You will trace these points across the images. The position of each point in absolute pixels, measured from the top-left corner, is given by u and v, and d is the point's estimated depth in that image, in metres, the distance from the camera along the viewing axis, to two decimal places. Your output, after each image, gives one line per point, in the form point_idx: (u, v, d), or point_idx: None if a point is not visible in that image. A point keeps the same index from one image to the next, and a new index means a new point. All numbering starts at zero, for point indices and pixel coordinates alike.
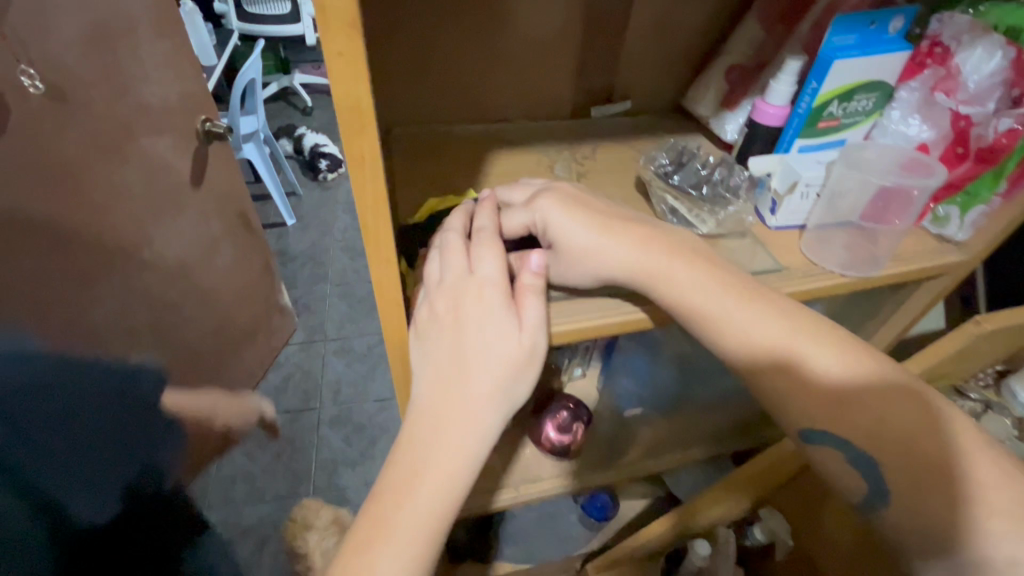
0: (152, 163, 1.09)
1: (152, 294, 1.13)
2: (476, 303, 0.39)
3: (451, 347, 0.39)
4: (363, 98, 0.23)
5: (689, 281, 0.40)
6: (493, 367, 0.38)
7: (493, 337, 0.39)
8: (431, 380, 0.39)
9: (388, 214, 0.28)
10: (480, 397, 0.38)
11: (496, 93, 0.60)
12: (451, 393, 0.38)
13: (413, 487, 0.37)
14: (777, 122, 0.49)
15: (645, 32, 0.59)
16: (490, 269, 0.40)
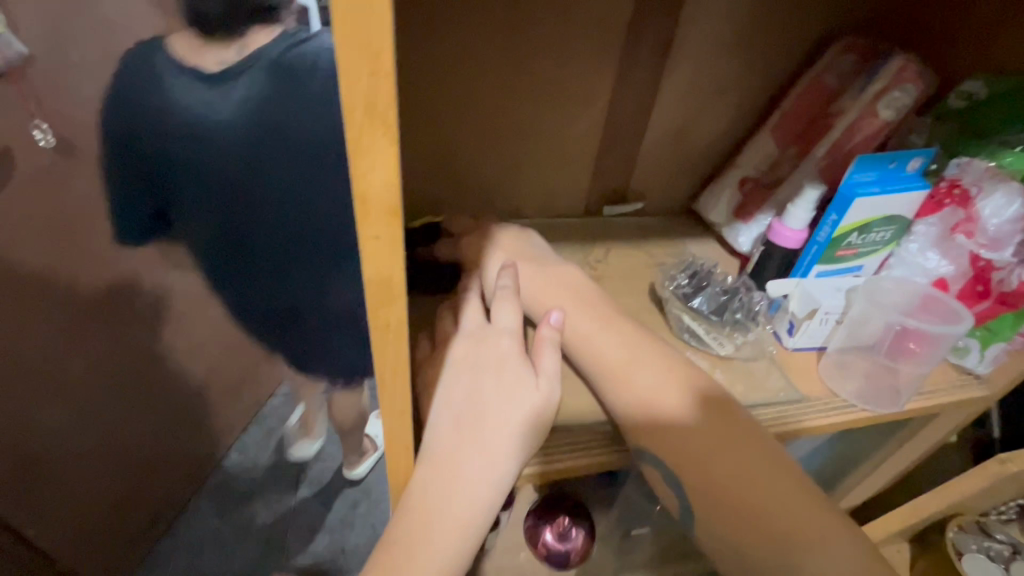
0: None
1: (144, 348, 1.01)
2: (494, 352, 0.38)
3: (466, 394, 0.37)
4: (395, 272, 0.23)
5: (630, 354, 0.40)
6: (508, 418, 0.36)
7: (510, 385, 0.37)
8: (444, 427, 0.36)
9: (405, 370, 0.27)
10: (494, 449, 0.35)
11: (512, 189, 0.59)
12: (464, 441, 0.35)
13: (427, 539, 0.34)
14: (794, 246, 0.48)
15: (662, 141, 0.60)
16: (508, 320, 0.39)
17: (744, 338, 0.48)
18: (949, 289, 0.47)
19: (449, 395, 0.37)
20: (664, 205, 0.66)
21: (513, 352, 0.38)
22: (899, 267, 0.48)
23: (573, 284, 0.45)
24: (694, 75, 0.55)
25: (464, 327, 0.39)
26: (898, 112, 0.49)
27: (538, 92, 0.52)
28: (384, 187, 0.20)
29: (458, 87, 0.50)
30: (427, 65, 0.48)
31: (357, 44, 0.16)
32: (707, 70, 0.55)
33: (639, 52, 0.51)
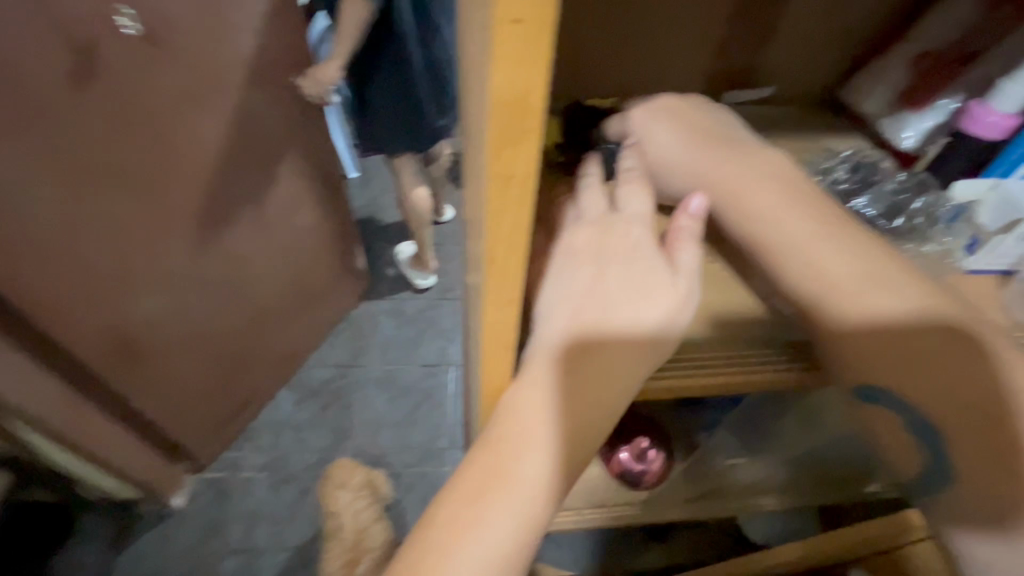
0: (250, 120, 0.82)
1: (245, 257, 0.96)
2: (622, 242, 0.32)
3: (587, 287, 0.31)
4: (532, 92, 0.19)
5: (852, 259, 0.31)
6: (634, 319, 0.31)
7: (641, 281, 0.31)
8: (560, 321, 0.31)
9: (525, 228, 0.24)
10: (616, 350, 0.31)
11: (623, 64, 0.48)
12: (580, 340, 0.31)
13: (535, 441, 0.31)
14: (998, 136, 0.37)
15: (816, 3, 0.47)
16: (638, 207, 0.33)
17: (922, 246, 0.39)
18: None
19: (565, 288, 0.32)
20: (803, 92, 0.54)
21: (646, 242, 0.32)
22: None
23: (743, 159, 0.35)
24: None
25: (585, 215, 0.33)
26: None
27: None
28: None
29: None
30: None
31: None
32: None
33: None
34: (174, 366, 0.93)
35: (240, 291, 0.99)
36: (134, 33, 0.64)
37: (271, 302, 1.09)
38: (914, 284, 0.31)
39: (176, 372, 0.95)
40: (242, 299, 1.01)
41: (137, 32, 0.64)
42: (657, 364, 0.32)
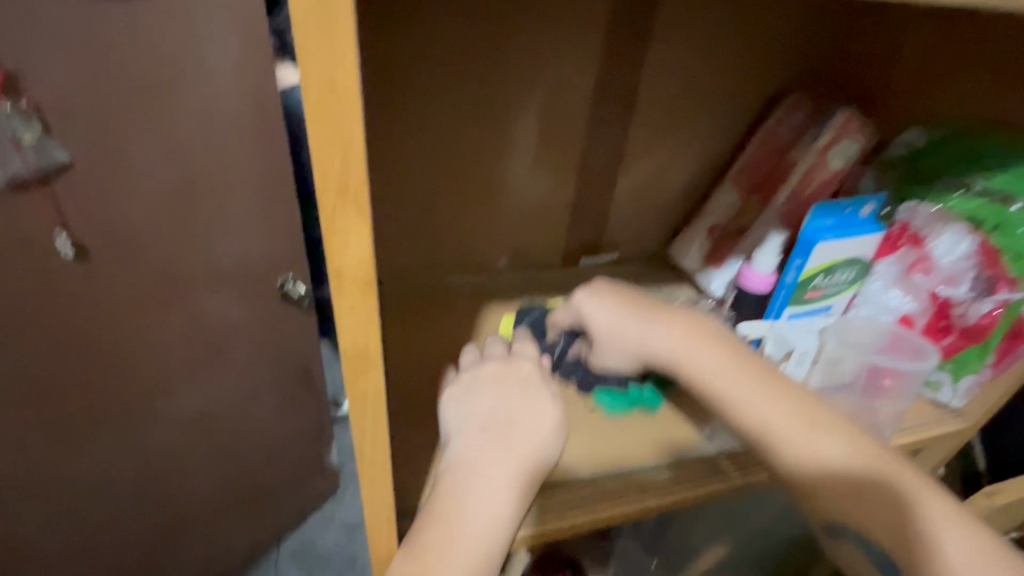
0: (206, 321, 0.81)
1: (168, 449, 0.88)
2: (516, 373, 0.39)
3: (493, 407, 0.37)
4: (372, 343, 0.22)
5: (726, 382, 0.40)
6: (533, 428, 0.36)
7: (534, 402, 0.37)
8: (474, 433, 0.35)
9: (387, 441, 0.26)
10: (518, 454, 0.35)
11: (484, 240, 0.60)
12: (492, 447, 0.34)
13: (454, 541, 0.32)
14: (764, 289, 0.49)
15: (632, 194, 0.62)
16: (529, 349, 0.42)
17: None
18: (914, 325, 0.49)
19: (475, 408, 0.37)
20: (637, 252, 0.68)
21: (532, 373, 0.39)
22: (865, 307, 0.49)
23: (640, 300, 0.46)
24: (659, 125, 0.57)
25: (486, 355, 0.41)
26: (848, 160, 0.53)
27: (500, 142, 0.54)
28: (358, 263, 0.19)
29: (420, 136, 0.51)
30: (393, 106, 0.48)
31: (332, 133, 0.18)
32: (671, 121, 0.58)
33: (604, 107, 0.54)
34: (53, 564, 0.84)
35: (154, 488, 0.91)
36: (70, 256, 0.65)
37: (198, 502, 0.99)
38: (782, 401, 0.39)
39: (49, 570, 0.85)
40: (155, 497, 0.92)
41: (72, 256, 0.65)
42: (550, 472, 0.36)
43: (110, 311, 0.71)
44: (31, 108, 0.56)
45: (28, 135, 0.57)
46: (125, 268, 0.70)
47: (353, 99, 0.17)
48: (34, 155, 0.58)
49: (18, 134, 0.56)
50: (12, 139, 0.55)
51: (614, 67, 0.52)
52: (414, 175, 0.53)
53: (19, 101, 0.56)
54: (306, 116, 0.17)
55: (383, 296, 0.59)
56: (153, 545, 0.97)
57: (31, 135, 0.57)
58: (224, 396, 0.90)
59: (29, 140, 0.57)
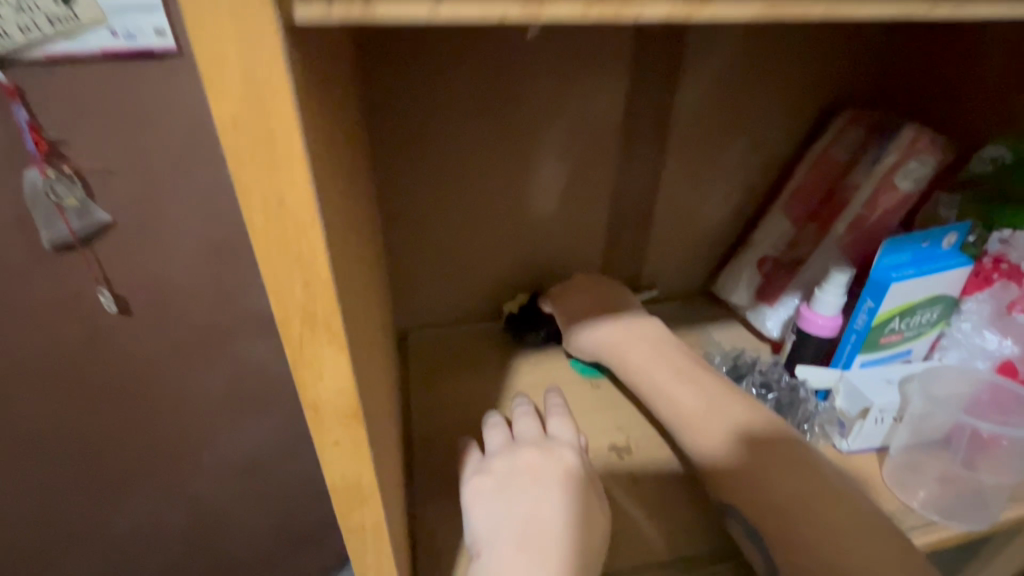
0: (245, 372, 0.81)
1: (208, 497, 0.87)
2: (556, 464, 0.35)
3: (533, 503, 0.32)
4: (364, 474, 0.18)
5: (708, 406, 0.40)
6: (575, 531, 0.31)
7: (576, 502, 0.33)
8: (512, 540, 0.30)
9: (393, 569, 0.22)
10: (562, 570, 0.29)
11: (512, 284, 0.57)
12: (534, 555, 0.29)
13: None
14: (829, 334, 0.44)
15: (671, 226, 0.57)
16: (566, 436, 0.38)
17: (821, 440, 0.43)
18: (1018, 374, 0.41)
19: (511, 508, 0.32)
20: (679, 287, 0.62)
21: (574, 467, 0.35)
22: (954, 352, 0.43)
23: (641, 328, 0.48)
24: (698, 153, 0.53)
25: (521, 440, 0.38)
26: (918, 182, 0.47)
27: (522, 182, 0.51)
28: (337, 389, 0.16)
29: (436, 183, 0.49)
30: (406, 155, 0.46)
31: (283, 252, 0.15)
32: (714, 146, 0.53)
33: (636, 139, 0.50)
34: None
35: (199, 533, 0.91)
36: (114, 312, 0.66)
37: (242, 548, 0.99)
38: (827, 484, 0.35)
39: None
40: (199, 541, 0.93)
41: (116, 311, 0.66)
42: None
43: (151, 365, 0.72)
44: (74, 173, 0.57)
45: (70, 200, 0.57)
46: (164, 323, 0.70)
47: (308, 214, 0.14)
48: (76, 218, 0.59)
49: (61, 199, 0.57)
50: (54, 203, 0.57)
51: (647, 94, 0.48)
52: (432, 221, 0.51)
53: (64, 167, 0.57)
54: (253, 236, 0.14)
55: (409, 345, 0.56)
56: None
57: (74, 199, 0.58)
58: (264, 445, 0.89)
59: (72, 204, 0.57)
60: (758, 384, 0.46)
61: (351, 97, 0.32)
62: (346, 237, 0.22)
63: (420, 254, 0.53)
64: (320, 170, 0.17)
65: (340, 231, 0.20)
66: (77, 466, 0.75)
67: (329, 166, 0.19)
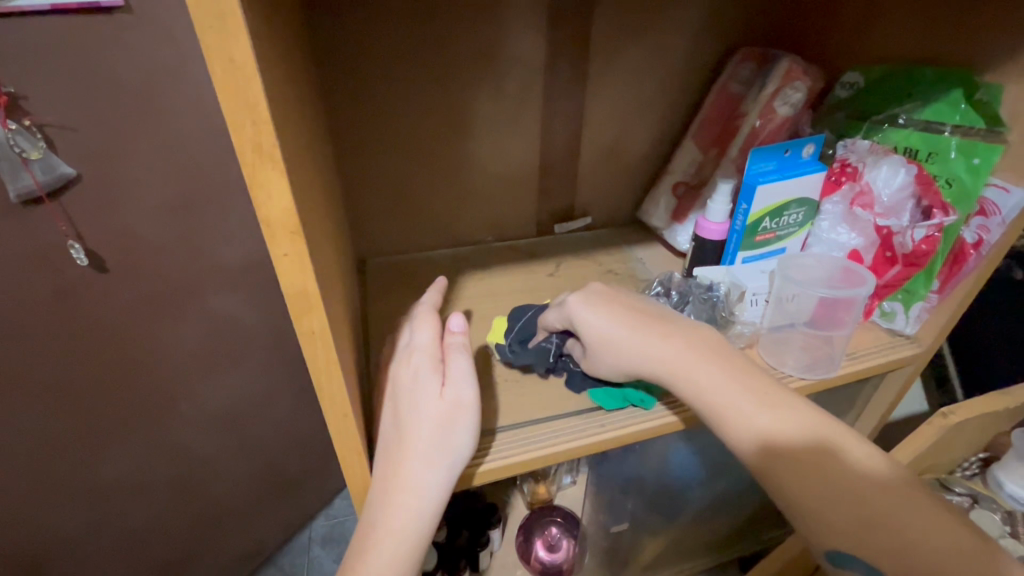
0: (217, 321, 0.85)
1: (190, 449, 0.92)
2: (407, 368, 0.40)
3: (392, 417, 0.39)
4: (309, 285, 0.25)
5: (777, 428, 0.39)
6: (419, 423, 0.37)
7: (419, 397, 0.38)
8: (381, 446, 0.39)
9: (340, 376, 0.30)
10: (411, 455, 0.36)
11: (460, 213, 0.63)
12: (390, 460, 0.37)
13: (377, 537, 0.36)
14: (719, 238, 0.52)
15: (598, 159, 0.65)
16: (424, 336, 0.41)
17: (731, 347, 0.50)
18: (863, 260, 0.50)
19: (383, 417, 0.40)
20: (609, 216, 0.70)
21: (421, 365, 0.39)
22: (819, 245, 0.52)
23: (637, 303, 0.46)
24: (616, 91, 0.60)
25: (398, 350, 0.43)
26: (794, 107, 0.55)
27: (460, 117, 0.57)
28: (284, 211, 0.23)
29: (380, 116, 0.55)
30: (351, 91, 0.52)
31: (238, 99, 0.20)
32: (630, 83, 0.60)
33: (558, 78, 0.57)
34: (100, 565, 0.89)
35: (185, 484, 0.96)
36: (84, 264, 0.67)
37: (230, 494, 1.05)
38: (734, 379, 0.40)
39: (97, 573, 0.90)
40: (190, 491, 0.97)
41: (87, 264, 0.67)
42: (458, 457, 0.38)
43: (132, 320, 0.75)
44: (34, 127, 0.59)
45: (35, 153, 0.58)
46: (140, 276, 0.73)
47: (252, 69, 0.19)
48: (41, 171, 0.59)
49: (25, 151, 0.57)
50: (18, 155, 0.57)
51: (569, 34, 0.54)
52: (378, 150, 0.57)
53: (24, 122, 0.58)
54: (215, 85, 0.19)
55: (366, 274, 0.62)
56: (192, 539, 1.03)
57: (37, 153, 0.58)
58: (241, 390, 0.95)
59: (36, 156, 0.58)
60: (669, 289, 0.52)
61: (293, 31, 0.37)
62: (292, 128, 0.28)
63: (372, 186, 0.59)
64: (269, 66, 0.23)
65: (288, 121, 0.27)
66: None
67: (274, 65, 0.25)
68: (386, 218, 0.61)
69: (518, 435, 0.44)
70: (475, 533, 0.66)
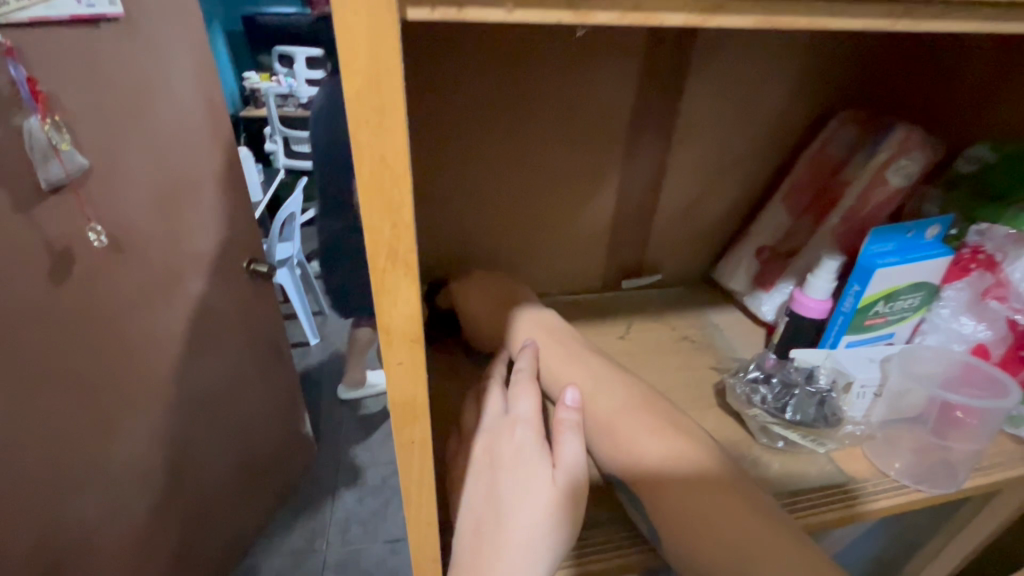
0: (194, 305, 1.06)
1: (171, 435, 1.06)
2: (509, 444, 0.37)
3: (489, 498, 0.35)
4: (418, 394, 0.22)
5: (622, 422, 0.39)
6: (527, 511, 0.34)
7: (528, 480, 0.35)
8: (470, 532, 0.35)
9: (432, 486, 0.26)
10: (517, 546, 0.33)
11: (527, 264, 0.60)
12: (489, 550, 0.33)
13: None
14: (820, 318, 0.46)
15: (675, 215, 0.60)
16: (525, 406, 0.39)
17: (836, 446, 0.44)
18: (990, 355, 0.45)
19: (474, 497, 0.36)
20: (682, 273, 0.66)
21: (528, 443, 0.37)
22: (933, 334, 0.47)
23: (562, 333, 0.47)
24: (703, 148, 0.56)
25: (486, 420, 0.40)
26: (908, 177, 0.50)
27: (549, 170, 0.54)
28: (408, 319, 0.20)
29: (460, 164, 0.52)
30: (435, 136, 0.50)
31: (380, 196, 0.17)
32: (719, 140, 0.56)
33: (644, 132, 0.53)
34: (109, 538, 0.96)
35: (177, 471, 1.09)
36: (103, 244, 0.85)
37: (206, 457, 1.17)
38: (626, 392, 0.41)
39: (106, 547, 0.96)
40: (179, 454, 1.08)
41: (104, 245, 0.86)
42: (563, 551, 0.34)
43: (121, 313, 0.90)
44: (60, 122, 0.76)
45: (63, 144, 0.77)
46: (115, 269, 0.88)
47: (403, 164, 0.17)
48: (67, 161, 0.78)
49: (56, 143, 0.76)
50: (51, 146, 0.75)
51: (663, 89, 0.51)
52: (453, 195, 0.54)
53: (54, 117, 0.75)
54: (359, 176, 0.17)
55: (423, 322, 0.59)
56: (181, 507, 1.12)
57: (65, 144, 0.77)
58: (206, 367, 1.11)
59: (64, 147, 0.77)
60: (766, 371, 0.46)
61: None
62: None
63: (442, 235, 0.56)
64: None
65: None
66: (80, 431, 0.86)
67: None
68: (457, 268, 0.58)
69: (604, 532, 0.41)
70: None
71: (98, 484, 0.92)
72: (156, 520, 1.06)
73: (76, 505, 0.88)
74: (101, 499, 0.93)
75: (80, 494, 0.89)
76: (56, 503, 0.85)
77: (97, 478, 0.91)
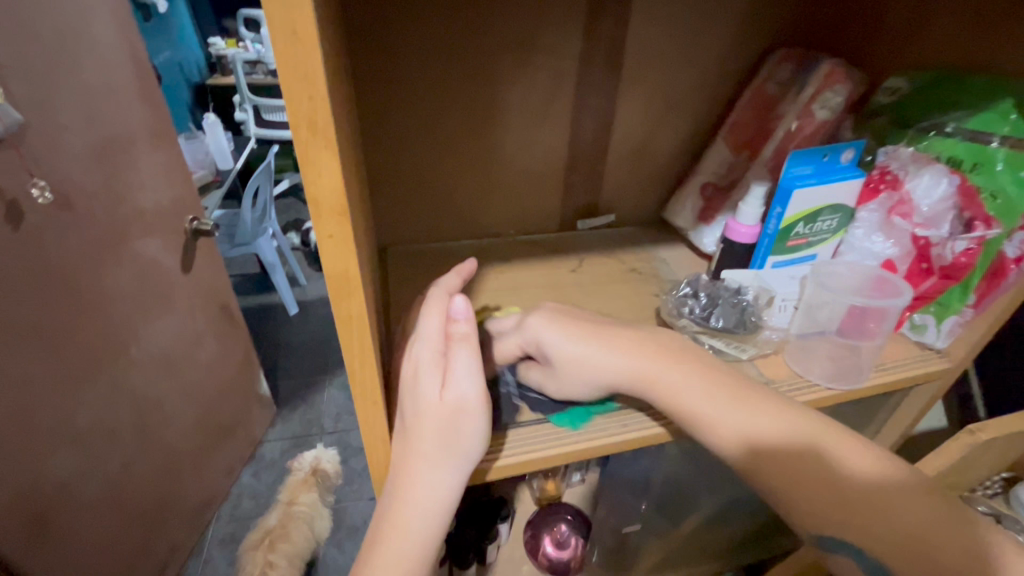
0: (144, 263, 1.08)
1: (136, 392, 1.08)
2: (409, 363, 0.38)
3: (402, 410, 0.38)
4: (350, 268, 0.26)
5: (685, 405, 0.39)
6: (425, 423, 0.37)
7: (423, 395, 0.37)
8: (396, 438, 0.39)
9: (373, 359, 0.30)
10: (421, 453, 0.37)
11: (484, 205, 0.63)
12: (402, 456, 0.37)
13: (395, 526, 0.37)
14: (749, 240, 0.50)
15: (624, 157, 0.64)
16: (429, 325, 0.38)
17: (757, 352, 0.49)
18: (897, 269, 0.50)
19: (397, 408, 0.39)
20: (636, 214, 0.69)
21: (424, 359, 0.38)
22: (851, 254, 0.51)
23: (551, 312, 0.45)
24: (648, 89, 0.59)
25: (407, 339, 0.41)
26: (833, 110, 0.53)
27: (485, 108, 0.56)
28: (333, 193, 0.24)
29: (407, 104, 0.54)
30: (382, 77, 0.52)
31: (295, 77, 0.21)
32: (660, 81, 0.59)
33: (591, 71, 0.56)
34: (90, 491, 0.99)
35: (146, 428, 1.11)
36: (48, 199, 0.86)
37: (173, 414, 1.20)
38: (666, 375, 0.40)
39: (87, 501, 0.99)
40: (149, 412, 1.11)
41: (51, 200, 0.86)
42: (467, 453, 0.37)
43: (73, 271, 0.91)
44: None
45: None
46: (62, 227, 0.89)
47: (312, 48, 0.20)
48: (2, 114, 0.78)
49: None
50: None
51: (607, 29, 0.54)
52: (404, 137, 0.56)
53: None
54: (274, 57, 0.20)
55: (388, 261, 0.62)
56: (157, 466, 1.16)
57: None
58: (163, 325, 1.14)
59: None
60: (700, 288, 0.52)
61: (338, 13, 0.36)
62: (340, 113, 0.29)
63: (399, 177, 0.59)
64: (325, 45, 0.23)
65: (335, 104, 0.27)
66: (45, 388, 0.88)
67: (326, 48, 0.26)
68: (414, 208, 0.61)
69: (522, 432, 0.43)
70: (482, 529, 0.65)
71: (71, 440, 0.94)
72: (132, 475, 1.09)
73: (52, 461, 0.90)
74: (76, 456, 0.95)
75: (54, 450, 0.90)
76: (34, 456, 0.87)
77: (68, 434, 0.93)
